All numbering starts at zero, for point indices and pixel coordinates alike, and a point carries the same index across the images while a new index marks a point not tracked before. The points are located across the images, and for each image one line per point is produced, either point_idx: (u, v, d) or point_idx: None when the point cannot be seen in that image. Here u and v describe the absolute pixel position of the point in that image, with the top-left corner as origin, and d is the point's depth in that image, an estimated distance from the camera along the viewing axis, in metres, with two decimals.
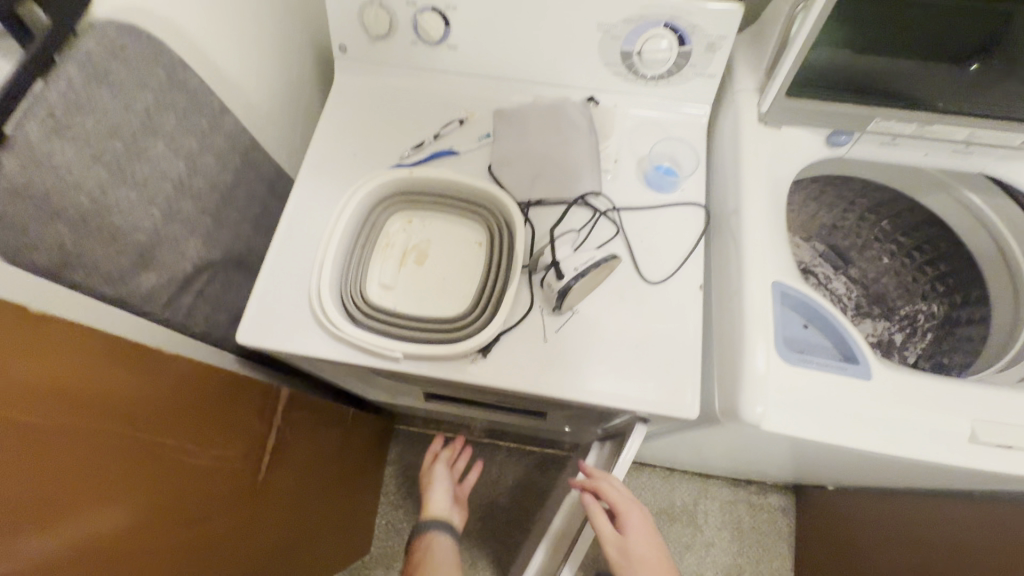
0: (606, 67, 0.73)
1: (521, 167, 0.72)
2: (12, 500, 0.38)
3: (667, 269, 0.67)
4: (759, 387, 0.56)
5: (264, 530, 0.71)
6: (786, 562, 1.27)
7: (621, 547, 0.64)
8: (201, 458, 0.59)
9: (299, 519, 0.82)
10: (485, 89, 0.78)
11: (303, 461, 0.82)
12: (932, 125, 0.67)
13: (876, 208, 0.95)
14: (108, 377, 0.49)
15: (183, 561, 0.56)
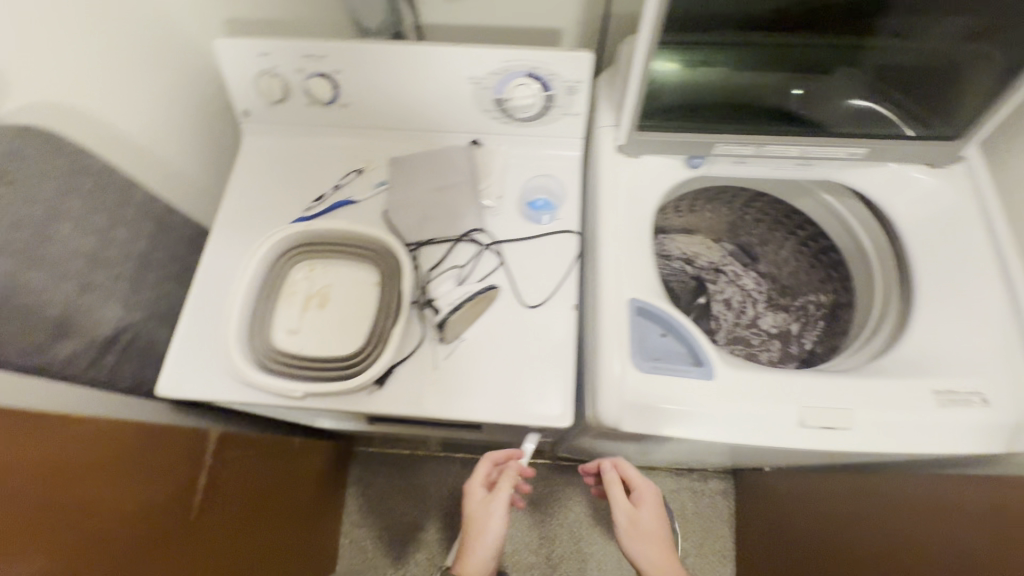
0: (483, 113, 0.81)
1: (411, 210, 0.79)
2: None
3: (543, 293, 0.75)
4: (615, 394, 0.64)
5: (207, 561, 0.77)
6: (729, 542, 1.35)
7: (630, 517, 0.76)
8: (121, 511, 0.64)
9: (247, 547, 0.88)
10: (379, 139, 0.85)
11: (244, 493, 0.88)
12: (767, 145, 0.76)
13: (778, 204, 1.11)
14: (20, 446, 0.54)
15: None
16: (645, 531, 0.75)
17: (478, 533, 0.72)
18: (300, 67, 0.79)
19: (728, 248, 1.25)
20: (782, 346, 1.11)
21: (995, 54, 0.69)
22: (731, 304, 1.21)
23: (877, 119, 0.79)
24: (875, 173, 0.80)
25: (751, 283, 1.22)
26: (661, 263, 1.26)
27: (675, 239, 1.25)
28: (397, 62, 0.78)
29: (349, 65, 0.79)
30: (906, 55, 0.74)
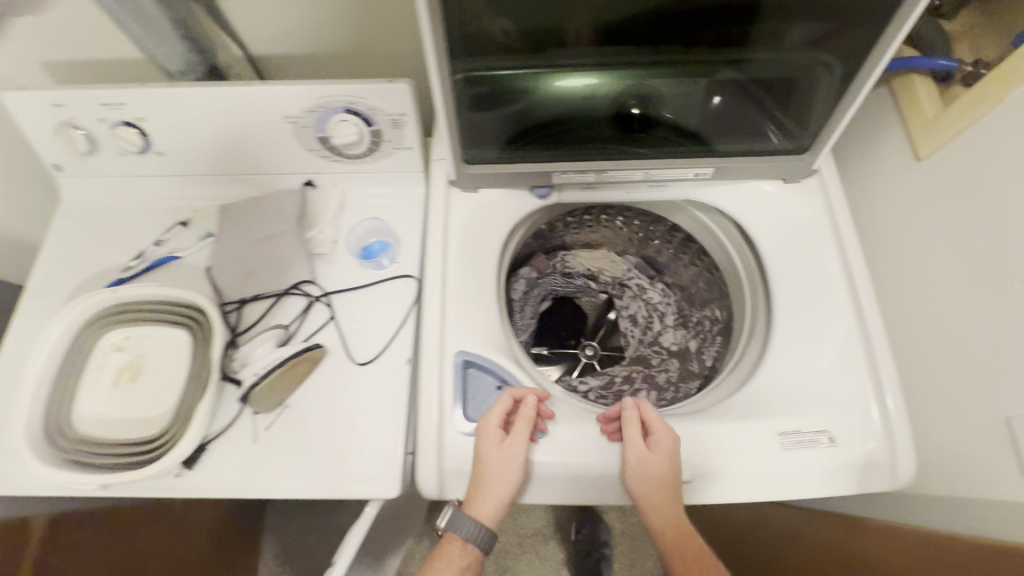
0: (311, 153, 0.75)
1: (236, 265, 0.73)
2: None
3: (374, 349, 0.69)
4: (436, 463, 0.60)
5: None
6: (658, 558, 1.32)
7: (640, 462, 0.58)
8: None
9: None
10: (209, 187, 0.79)
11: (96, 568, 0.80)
12: (607, 172, 0.71)
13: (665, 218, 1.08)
14: None
15: None
16: (654, 478, 0.58)
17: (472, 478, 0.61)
18: (100, 116, 0.72)
19: (633, 261, 1.18)
20: (682, 366, 1.07)
21: (832, 63, 0.63)
22: (637, 320, 1.17)
23: (746, 135, 0.72)
24: (732, 192, 0.75)
25: (658, 296, 1.16)
26: (564, 283, 1.20)
27: (576, 256, 1.18)
28: (205, 105, 0.71)
29: (153, 111, 0.72)
30: (769, 68, 0.65)
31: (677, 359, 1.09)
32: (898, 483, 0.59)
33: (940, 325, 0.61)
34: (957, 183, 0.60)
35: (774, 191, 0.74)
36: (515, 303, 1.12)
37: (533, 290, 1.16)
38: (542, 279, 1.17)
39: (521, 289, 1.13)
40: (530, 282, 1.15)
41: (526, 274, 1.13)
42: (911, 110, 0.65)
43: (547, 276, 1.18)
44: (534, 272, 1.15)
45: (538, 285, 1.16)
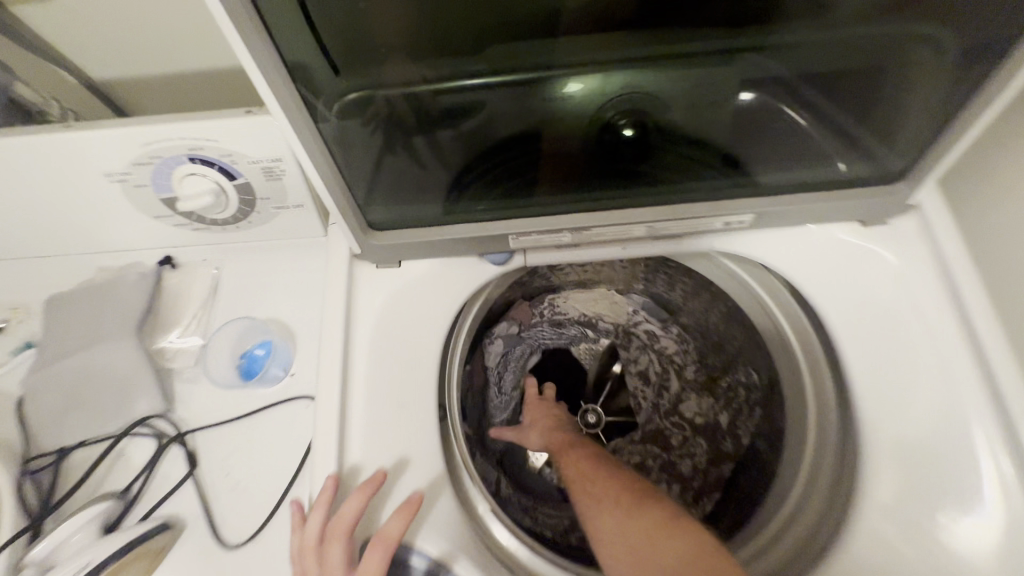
0: (159, 220, 0.52)
1: (52, 395, 0.50)
2: None
3: (253, 519, 0.46)
4: None
5: None
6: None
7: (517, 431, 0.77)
8: None
9: None
10: (36, 273, 0.56)
11: None
12: (590, 229, 0.47)
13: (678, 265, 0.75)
14: None
15: None
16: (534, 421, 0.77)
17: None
18: None
19: (639, 301, 0.84)
20: (710, 449, 0.79)
21: (947, 45, 0.38)
22: (648, 380, 0.86)
23: (806, 160, 0.47)
24: (784, 241, 0.50)
25: (676, 345, 0.85)
26: (553, 334, 0.87)
27: (566, 298, 0.86)
28: None
29: None
30: (838, 52, 0.41)
31: (702, 440, 0.80)
32: None
33: None
34: None
35: (846, 240, 0.49)
36: (486, 371, 0.82)
37: (512, 349, 0.85)
38: (523, 332, 0.85)
39: (495, 350, 0.82)
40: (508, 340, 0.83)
41: (499, 331, 0.82)
42: None
43: (529, 329, 0.86)
44: (511, 327, 0.83)
45: (518, 342, 0.85)
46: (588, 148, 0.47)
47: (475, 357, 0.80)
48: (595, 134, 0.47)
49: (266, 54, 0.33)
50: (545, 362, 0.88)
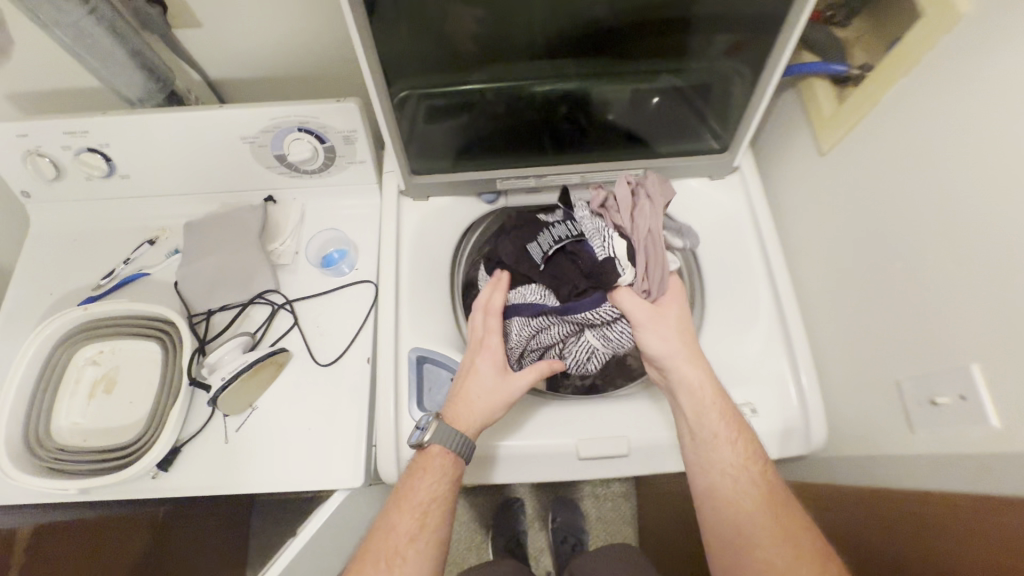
0: (269, 169, 0.80)
1: (201, 278, 0.77)
2: None
3: (337, 350, 0.74)
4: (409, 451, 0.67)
5: None
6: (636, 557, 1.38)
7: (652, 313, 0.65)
8: None
9: None
10: (175, 206, 0.83)
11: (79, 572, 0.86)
12: (546, 176, 0.78)
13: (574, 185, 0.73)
14: None
15: None
16: (680, 330, 0.67)
17: (425, 472, 0.63)
18: (66, 143, 0.76)
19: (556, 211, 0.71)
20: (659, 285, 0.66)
21: (739, 68, 0.69)
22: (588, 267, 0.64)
23: (682, 138, 0.79)
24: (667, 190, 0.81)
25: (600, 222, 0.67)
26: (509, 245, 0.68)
27: (657, 183, 0.68)
28: (163, 131, 0.75)
29: (115, 136, 0.76)
30: (686, 69, 0.71)
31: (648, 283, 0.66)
32: (815, 449, 0.65)
33: (848, 304, 0.67)
34: (851, 181, 0.66)
35: (701, 188, 0.80)
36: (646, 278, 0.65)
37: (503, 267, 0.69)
38: (520, 256, 0.66)
39: (538, 245, 0.65)
40: (607, 231, 0.64)
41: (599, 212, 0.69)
42: (814, 111, 0.70)
43: (544, 230, 0.66)
44: (519, 225, 0.69)
45: (634, 232, 0.66)
46: (549, 126, 0.77)
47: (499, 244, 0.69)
48: (558, 125, 0.77)
49: (373, 74, 0.63)
50: (579, 266, 0.63)
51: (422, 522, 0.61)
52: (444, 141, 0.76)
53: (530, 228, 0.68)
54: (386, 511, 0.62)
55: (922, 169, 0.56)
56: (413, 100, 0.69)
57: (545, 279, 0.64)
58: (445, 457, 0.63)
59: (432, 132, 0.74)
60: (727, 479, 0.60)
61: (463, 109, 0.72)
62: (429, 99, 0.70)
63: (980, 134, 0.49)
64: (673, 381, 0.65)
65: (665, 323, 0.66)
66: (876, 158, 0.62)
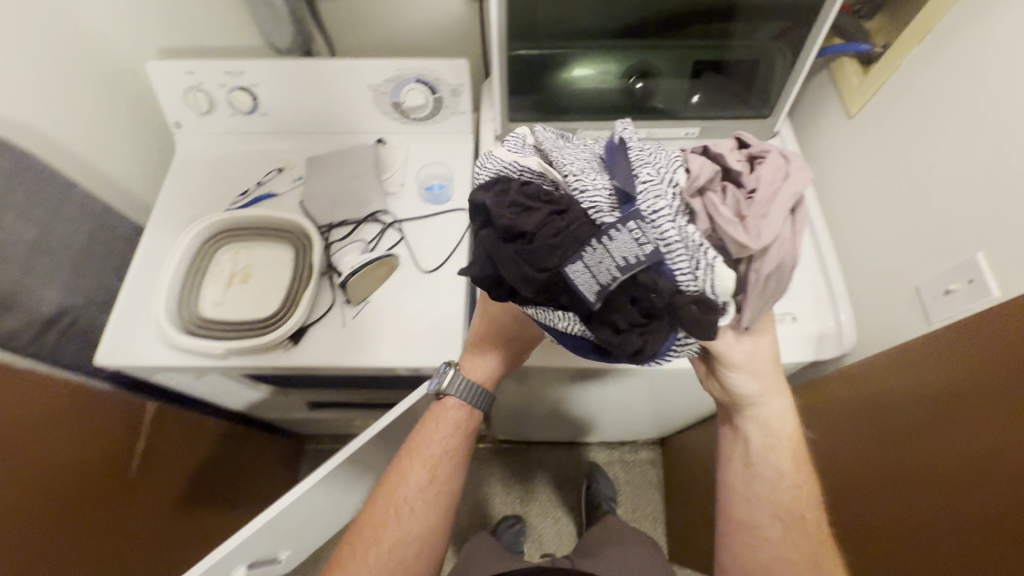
0: (384, 115, 0.95)
1: (323, 198, 0.92)
2: None
3: (437, 261, 0.88)
4: None
5: (127, 518, 0.84)
6: (659, 522, 1.46)
7: (748, 350, 0.67)
8: (41, 456, 0.70)
9: (176, 511, 0.96)
10: (300, 143, 0.99)
11: (181, 457, 0.97)
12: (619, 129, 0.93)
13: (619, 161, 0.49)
14: None
15: (39, 538, 0.69)
16: (768, 357, 0.69)
17: (438, 425, 0.79)
18: (222, 82, 0.92)
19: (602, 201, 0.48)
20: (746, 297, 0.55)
21: (778, 46, 0.85)
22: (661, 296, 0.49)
23: (732, 105, 0.94)
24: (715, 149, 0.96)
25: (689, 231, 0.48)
26: (540, 274, 0.50)
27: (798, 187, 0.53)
28: (304, 76, 0.92)
29: (264, 79, 0.92)
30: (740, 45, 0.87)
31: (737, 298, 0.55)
32: (845, 351, 0.77)
33: (872, 235, 0.80)
34: (874, 135, 0.81)
35: None
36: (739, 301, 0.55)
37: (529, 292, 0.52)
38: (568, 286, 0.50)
39: (586, 272, 0.48)
40: (701, 251, 0.47)
41: (698, 208, 0.51)
42: (842, 81, 0.87)
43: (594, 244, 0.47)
44: (549, 229, 0.49)
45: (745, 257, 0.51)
46: (623, 87, 0.91)
47: (508, 251, 0.51)
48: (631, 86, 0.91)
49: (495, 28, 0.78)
50: (640, 303, 0.49)
51: (436, 468, 0.77)
52: (537, 95, 0.90)
53: (568, 238, 0.48)
54: (406, 459, 0.78)
55: (935, 116, 0.71)
56: (520, 56, 0.84)
57: (594, 324, 0.52)
58: (458, 411, 0.79)
59: (529, 86, 0.89)
60: (778, 527, 0.70)
61: (556, 67, 0.87)
62: (532, 58, 0.85)
63: (980, 79, 0.64)
64: (762, 413, 0.72)
65: (757, 354, 0.68)
66: (896, 112, 0.77)
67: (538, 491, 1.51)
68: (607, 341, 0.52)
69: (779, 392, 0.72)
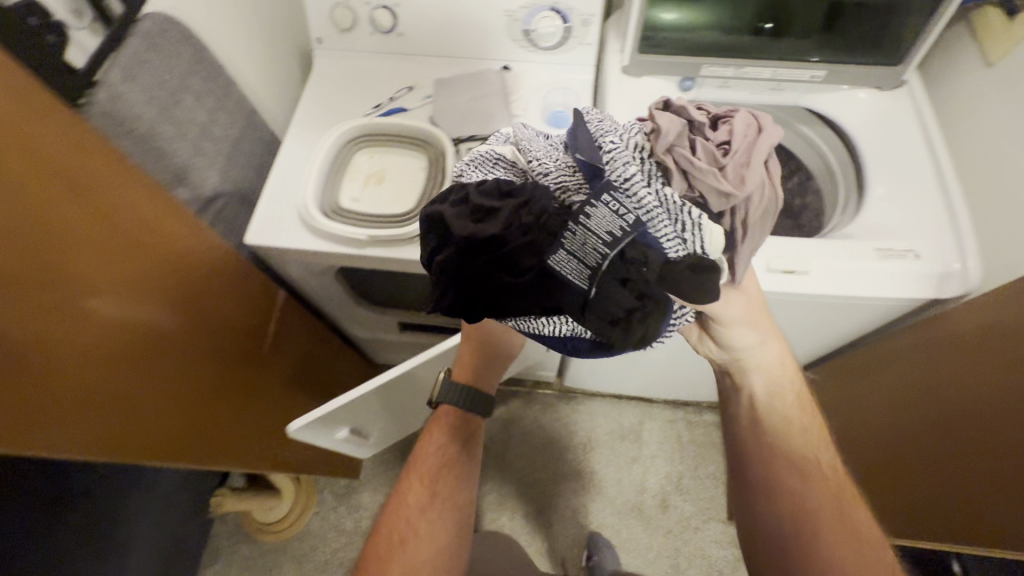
0: (513, 42, 1.00)
1: (452, 115, 0.97)
2: (139, 279, 0.63)
3: None
4: None
5: (258, 387, 0.93)
6: (719, 483, 1.46)
7: (745, 303, 0.65)
8: (222, 313, 0.80)
9: (288, 395, 1.05)
10: (428, 65, 1.04)
11: (296, 347, 1.05)
12: (745, 67, 0.95)
13: (580, 149, 0.50)
14: (185, 243, 0.70)
15: (208, 381, 0.79)
16: (758, 305, 0.67)
17: (433, 434, 0.81)
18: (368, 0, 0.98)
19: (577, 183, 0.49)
20: (747, 251, 0.54)
21: None
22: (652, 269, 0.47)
23: (862, 51, 0.92)
24: (832, 96, 0.97)
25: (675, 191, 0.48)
26: (526, 278, 0.48)
27: (743, 135, 0.53)
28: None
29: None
30: None
31: (741, 249, 0.54)
32: (970, 290, 0.77)
33: (1010, 179, 0.79)
34: (1020, 79, 0.80)
35: (867, 96, 0.96)
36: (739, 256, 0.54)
37: (520, 299, 0.49)
38: (556, 282, 0.48)
39: (570, 260, 0.46)
40: (684, 211, 0.47)
41: (670, 164, 0.50)
42: (988, 30, 0.86)
43: (573, 227, 0.46)
44: (519, 225, 0.47)
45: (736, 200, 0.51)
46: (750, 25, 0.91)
47: (484, 262, 0.49)
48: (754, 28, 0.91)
49: None
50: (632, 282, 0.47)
51: (433, 478, 0.77)
52: (666, 28, 0.91)
53: (543, 231, 0.47)
54: (404, 478, 0.78)
55: None
56: None
57: (591, 319, 0.49)
58: (449, 416, 0.81)
59: (659, 21, 0.90)
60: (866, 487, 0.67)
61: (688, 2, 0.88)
62: None
63: None
64: (757, 361, 0.72)
65: (748, 308, 0.66)
66: None
67: (600, 442, 1.53)
68: (610, 335, 0.49)
69: (775, 331, 0.71)
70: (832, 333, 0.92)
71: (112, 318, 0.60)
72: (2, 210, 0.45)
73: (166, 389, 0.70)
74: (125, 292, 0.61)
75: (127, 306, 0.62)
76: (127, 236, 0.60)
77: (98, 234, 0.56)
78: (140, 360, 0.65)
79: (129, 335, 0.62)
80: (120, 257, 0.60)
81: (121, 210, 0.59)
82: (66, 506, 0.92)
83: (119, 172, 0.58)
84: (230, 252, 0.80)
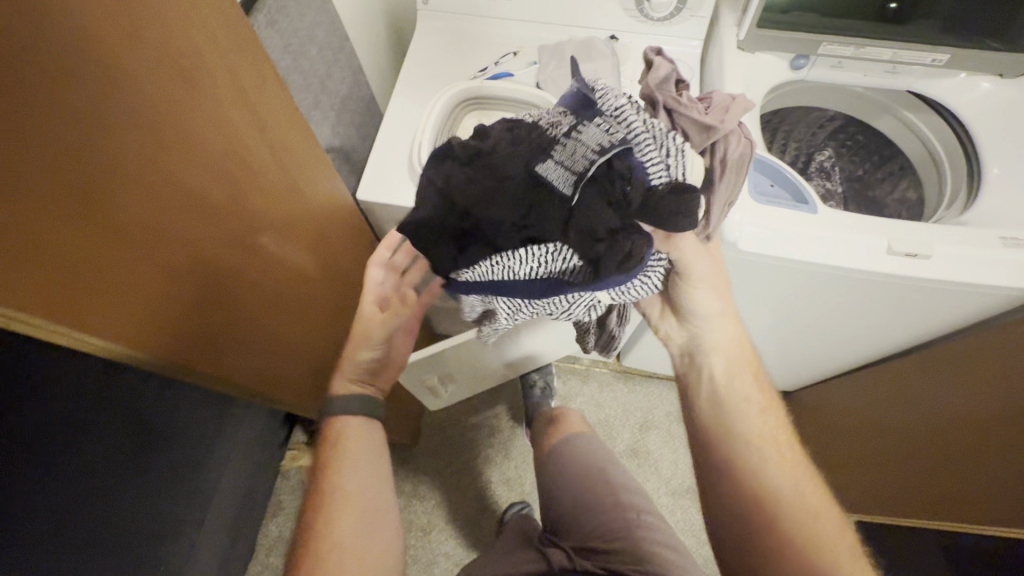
0: (624, 12, 0.99)
1: (561, 82, 0.95)
2: (289, 221, 0.64)
3: None
4: (737, 228, 0.80)
5: None
6: None
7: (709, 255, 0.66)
8: (343, 268, 0.82)
9: None
10: (534, 32, 1.03)
11: None
12: (864, 48, 0.93)
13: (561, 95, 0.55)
14: (324, 195, 0.72)
15: (314, 333, 0.78)
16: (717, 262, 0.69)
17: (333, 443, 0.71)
18: None
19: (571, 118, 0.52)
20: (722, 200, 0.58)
21: None
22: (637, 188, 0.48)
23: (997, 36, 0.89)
24: (945, 83, 0.96)
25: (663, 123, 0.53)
26: (516, 187, 0.49)
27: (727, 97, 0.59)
28: None
29: None
30: None
31: (717, 196, 0.57)
32: None
33: None
34: None
35: (990, 86, 0.94)
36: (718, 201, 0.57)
37: (502, 210, 0.49)
38: (536, 194, 0.48)
39: (557, 168, 0.48)
40: (669, 139, 0.51)
41: (659, 101, 0.56)
42: None
43: (563, 141, 0.49)
44: (510, 138, 0.51)
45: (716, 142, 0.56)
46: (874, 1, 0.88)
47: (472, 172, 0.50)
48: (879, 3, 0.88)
49: None
50: (616, 200, 0.48)
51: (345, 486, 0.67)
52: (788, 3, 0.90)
53: (533, 145, 0.50)
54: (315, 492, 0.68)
55: None
56: None
57: (573, 235, 0.48)
58: (348, 424, 0.72)
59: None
60: None
61: None
62: None
63: None
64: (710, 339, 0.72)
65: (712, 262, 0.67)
66: None
67: (655, 424, 1.53)
68: (591, 255, 0.48)
69: (731, 310, 0.72)
70: (936, 319, 0.91)
71: (264, 250, 0.60)
72: (202, 126, 0.46)
73: (278, 332, 0.69)
74: (277, 230, 0.62)
75: (276, 246, 0.63)
76: (287, 181, 0.62)
77: (269, 174, 0.58)
78: (268, 301, 0.64)
79: (269, 274, 0.63)
80: (278, 199, 0.61)
81: (286, 152, 0.60)
82: (156, 454, 0.88)
83: (286, 113, 0.59)
84: (349, 207, 0.80)
